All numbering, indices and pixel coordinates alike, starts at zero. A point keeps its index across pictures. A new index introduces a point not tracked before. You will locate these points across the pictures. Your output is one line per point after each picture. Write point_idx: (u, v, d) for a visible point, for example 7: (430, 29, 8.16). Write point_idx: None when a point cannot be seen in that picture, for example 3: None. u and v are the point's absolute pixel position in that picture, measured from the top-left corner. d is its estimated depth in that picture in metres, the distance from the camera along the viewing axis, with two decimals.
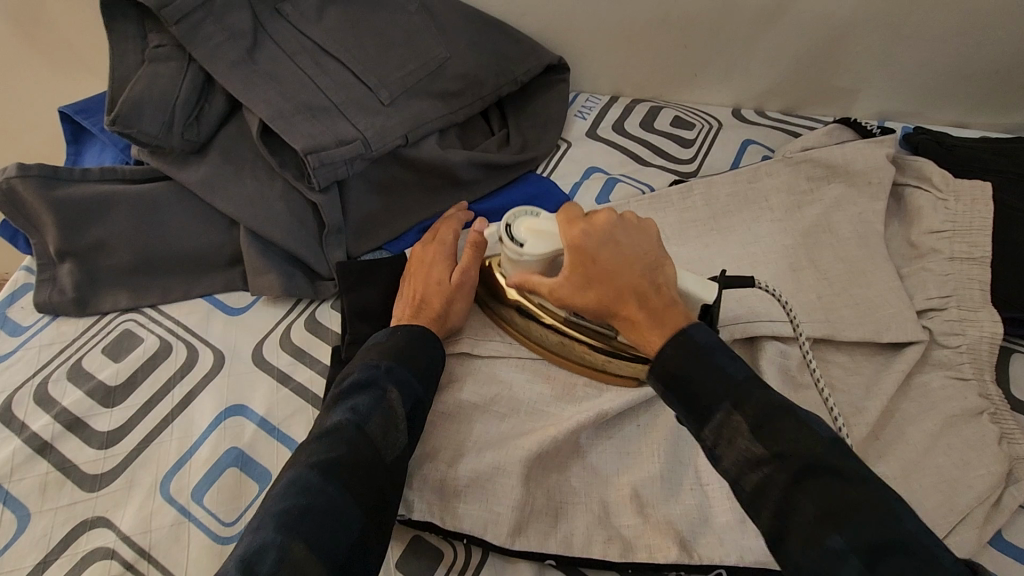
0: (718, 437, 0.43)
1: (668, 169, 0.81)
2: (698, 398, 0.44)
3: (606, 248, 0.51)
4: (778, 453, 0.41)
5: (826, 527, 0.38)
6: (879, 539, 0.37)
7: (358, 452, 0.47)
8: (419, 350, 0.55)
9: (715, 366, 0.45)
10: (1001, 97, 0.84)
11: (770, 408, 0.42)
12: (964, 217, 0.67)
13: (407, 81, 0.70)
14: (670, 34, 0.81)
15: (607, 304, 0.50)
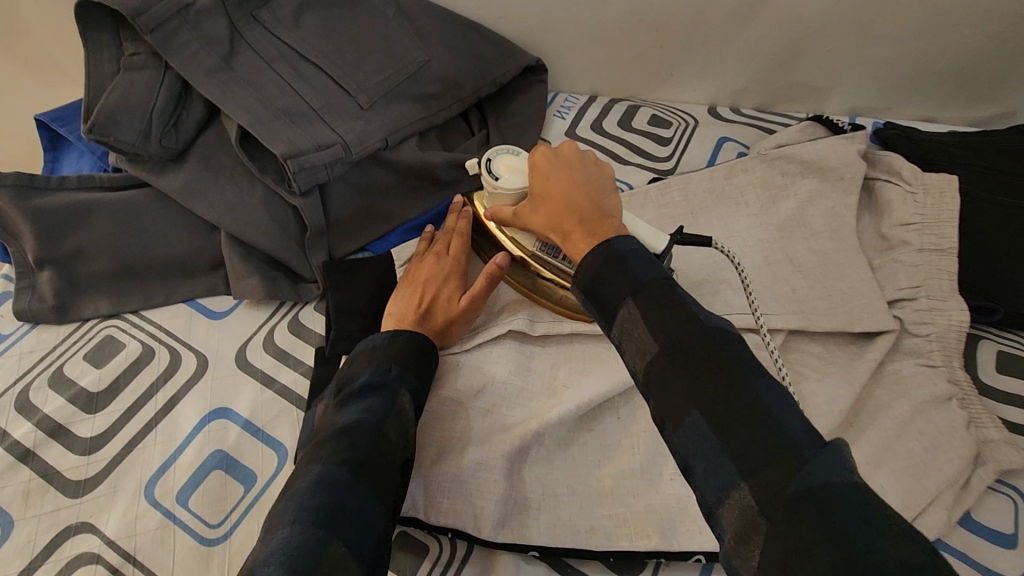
0: (623, 328, 0.44)
1: (647, 167, 0.82)
2: (607, 298, 0.45)
3: (561, 173, 0.54)
4: (664, 340, 0.41)
5: (690, 408, 0.38)
6: (735, 414, 0.37)
7: (376, 451, 0.46)
8: (424, 357, 0.56)
9: (627, 270, 0.45)
10: (968, 92, 0.86)
11: (666, 307, 0.42)
12: (931, 210, 0.69)
13: (386, 85, 0.70)
14: (645, 34, 0.83)
15: (552, 222, 0.53)
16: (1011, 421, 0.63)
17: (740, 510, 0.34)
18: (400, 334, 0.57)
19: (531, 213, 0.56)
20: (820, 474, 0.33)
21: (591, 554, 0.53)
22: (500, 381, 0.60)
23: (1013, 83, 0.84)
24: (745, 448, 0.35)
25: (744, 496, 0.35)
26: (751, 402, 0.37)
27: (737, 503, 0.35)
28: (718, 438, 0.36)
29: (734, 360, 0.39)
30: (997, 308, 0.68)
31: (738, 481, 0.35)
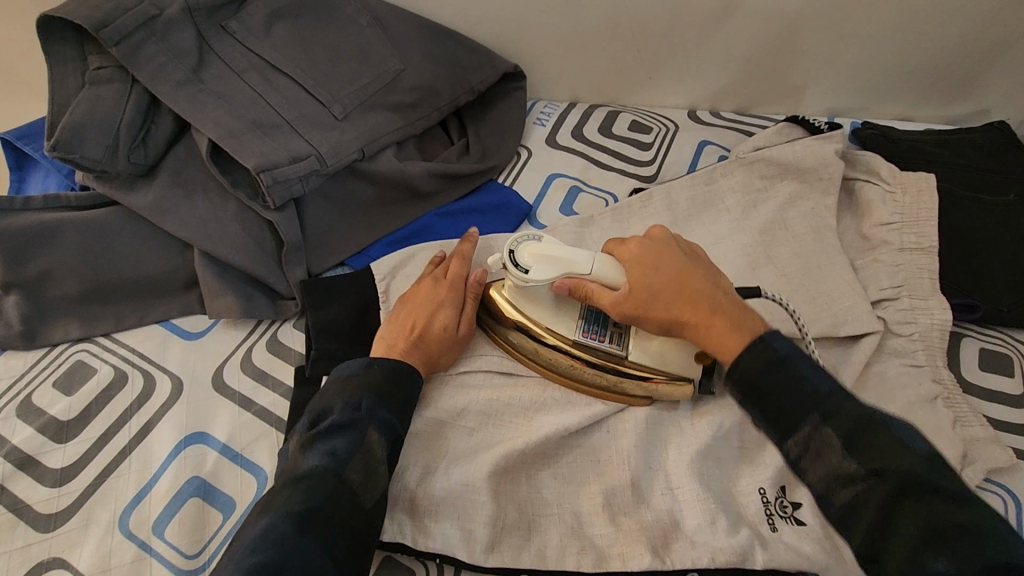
0: (803, 452, 0.44)
1: (629, 173, 0.82)
2: (783, 411, 0.45)
3: (659, 262, 0.53)
4: (876, 471, 0.41)
5: (927, 548, 0.38)
6: (968, 549, 0.37)
7: (336, 501, 0.45)
8: (402, 387, 0.53)
9: (799, 377, 0.45)
10: (941, 91, 0.87)
11: (863, 427, 0.42)
12: (912, 209, 0.70)
13: (361, 95, 0.69)
14: (623, 39, 0.83)
15: (679, 316, 0.52)
16: (995, 419, 0.63)
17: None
18: (380, 363, 0.54)
19: (637, 303, 0.53)
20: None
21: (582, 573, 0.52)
22: (487, 400, 0.59)
23: (985, 81, 0.85)
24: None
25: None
26: (966, 540, 0.37)
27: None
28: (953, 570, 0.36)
29: (949, 491, 0.39)
30: (977, 305, 0.69)
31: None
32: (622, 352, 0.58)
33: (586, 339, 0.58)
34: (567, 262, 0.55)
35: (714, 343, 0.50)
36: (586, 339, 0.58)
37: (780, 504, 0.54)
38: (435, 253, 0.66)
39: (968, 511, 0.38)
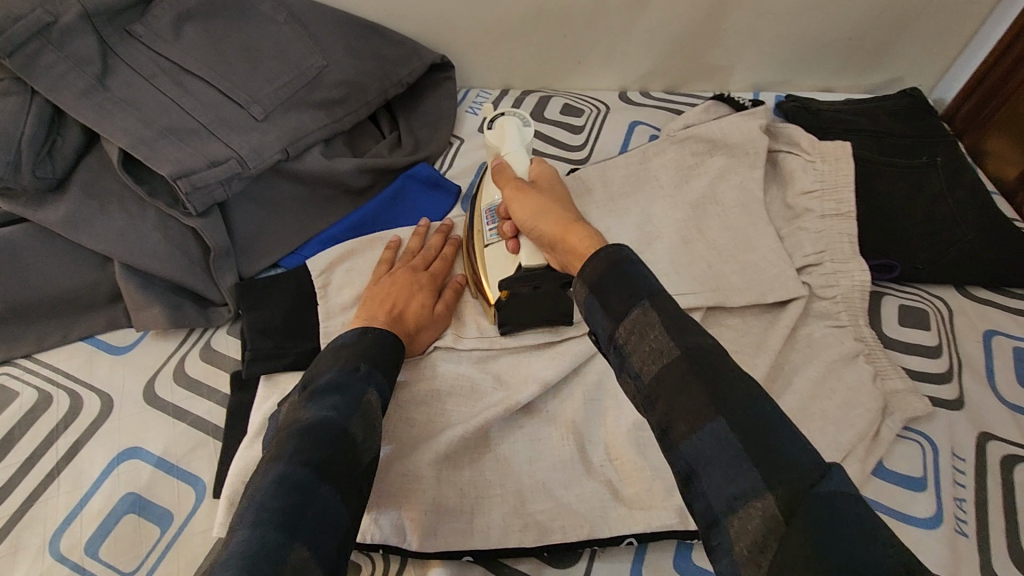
0: (630, 336, 0.42)
1: (561, 157, 0.83)
2: (617, 301, 0.43)
3: (556, 188, 0.60)
4: (684, 348, 0.39)
5: (711, 414, 0.37)
6: (751, 430, 0.36)
7: (343, 453, 0.43)
8: (393, 356, 0.54)
9: (636, 278, 0.43)
10: (858, 63, 0.91)
11: (681, 318, 0.41)
12: (830, 175, 0.73)
13: (281, 94, 0.68)
14: (549, 24, 0.83)
15: (548, 216, 0.53)
16: (915, 371, 0.66)
17: (754, 528, 0.33)
18: (372, 332, 0.54)
19: (529, 191, 0.57)
20: (836, 487, 0.33)
21: (525, 549, 0.53)
22: (429, 388, 0.60)
23: (897, 50, 0.89)
24: (771, 469, 0.34)
25: (767, 506, 0.33)
26: (755, 429, 0.36)
27: (753, 515, 0.33)
28: (740, 448, 0.35)
29: (739, 381, 0.38)
30: (895, 264, 0.72)
31: (761, 494, 0.34)
32: (491, 241, 0.62)
33: (483, 216, 0.64)
34: (505, 136, 0.64)
35: (561, 230, 0.51)
36: (484, 216, 0.64)
37: None
38: (389, 240, 0.68)
39: (754, 404, 0.37)
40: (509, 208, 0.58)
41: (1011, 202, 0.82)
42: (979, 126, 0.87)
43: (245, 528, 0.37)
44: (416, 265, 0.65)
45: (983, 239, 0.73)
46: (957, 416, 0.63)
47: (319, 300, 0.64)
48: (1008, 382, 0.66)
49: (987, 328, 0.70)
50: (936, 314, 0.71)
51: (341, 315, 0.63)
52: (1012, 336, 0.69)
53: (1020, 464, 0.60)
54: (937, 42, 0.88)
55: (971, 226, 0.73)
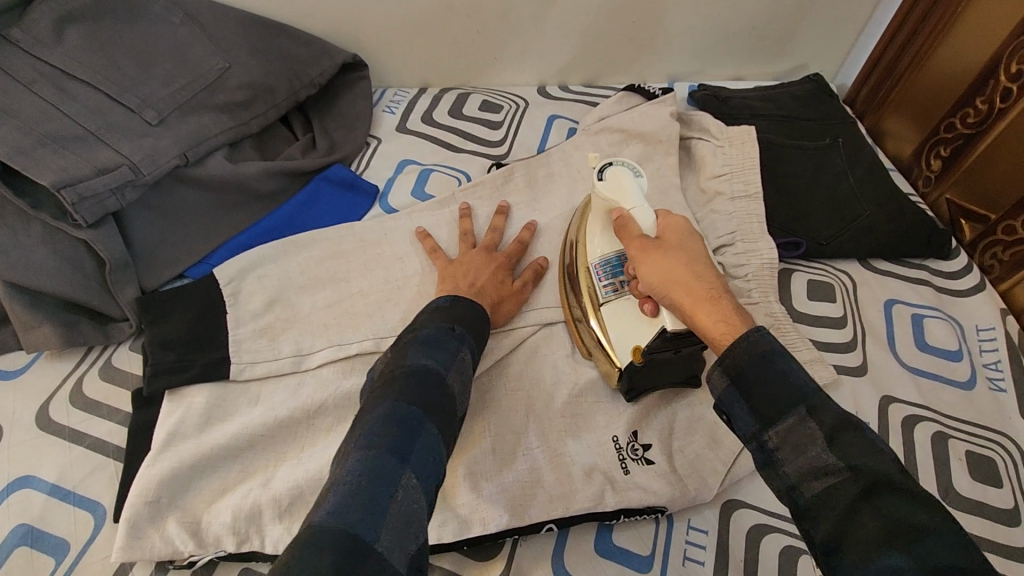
0: (782, 442, 0.40)
1: (481, 153, 0.82)
2: (766, 402, 0.41)
3: (690, 243, 0.53)
4: (852, 465, 0.37)
5: (886, 548, 0.34)
6: (931, 550, 0.33)
7: (447, 398, 0.45)
8: (481, 321, 0.56)
9: (786, 374, 0.41)
10: (762, 52, 0.94)
11: (842, 418, 0.39)
12: (739, 159, 0.75)
13: (178, 97, 0.66)
14: (461, 22, 0.83)
15: (682, 289, 0.50)
16: (822, 342, 0.70)
17: None
18: (463, 302, 0.57)
19: (654, 255, 0.52)
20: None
21: (445, 544, 0.52)
22: (344, 392, 0.58)
23: (797, 40, 0.93)
24: None
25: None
26: (934, 553, 0.33)
27: None
28: (916, 571, 0.33)
29: (929, 512, 0.35)
30: (801, 242, 0.75)
31: None
32: (607, 299, 0.60)
33: (594, 271, 0.61)
34: (625, 192, 0.58)
35: (705, 314, 0.48)
36: (595, 272, 0.61)
37: (632, 447, 0.58)
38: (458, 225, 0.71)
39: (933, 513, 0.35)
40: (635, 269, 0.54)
41: (909, 179, 0.87)
42: (877, 107, 0.92)
43: (359, 451, 0.38)
44: (484, 245, 0.69)
45: (880, 214, 0.77)
46: (859, 382, 0.67)
47: (228, 308, 0.62)
48: (907, 347, 0.70)
49: (887, 297, 0.74)
50: (840, 287, 0.74)
51: (253, 321, 0.62)
52: (910, 304, 0.73)
53: (917, 423, 0.64)
54: (833, 30, 0.91)
55: (870, 202, 0.77)
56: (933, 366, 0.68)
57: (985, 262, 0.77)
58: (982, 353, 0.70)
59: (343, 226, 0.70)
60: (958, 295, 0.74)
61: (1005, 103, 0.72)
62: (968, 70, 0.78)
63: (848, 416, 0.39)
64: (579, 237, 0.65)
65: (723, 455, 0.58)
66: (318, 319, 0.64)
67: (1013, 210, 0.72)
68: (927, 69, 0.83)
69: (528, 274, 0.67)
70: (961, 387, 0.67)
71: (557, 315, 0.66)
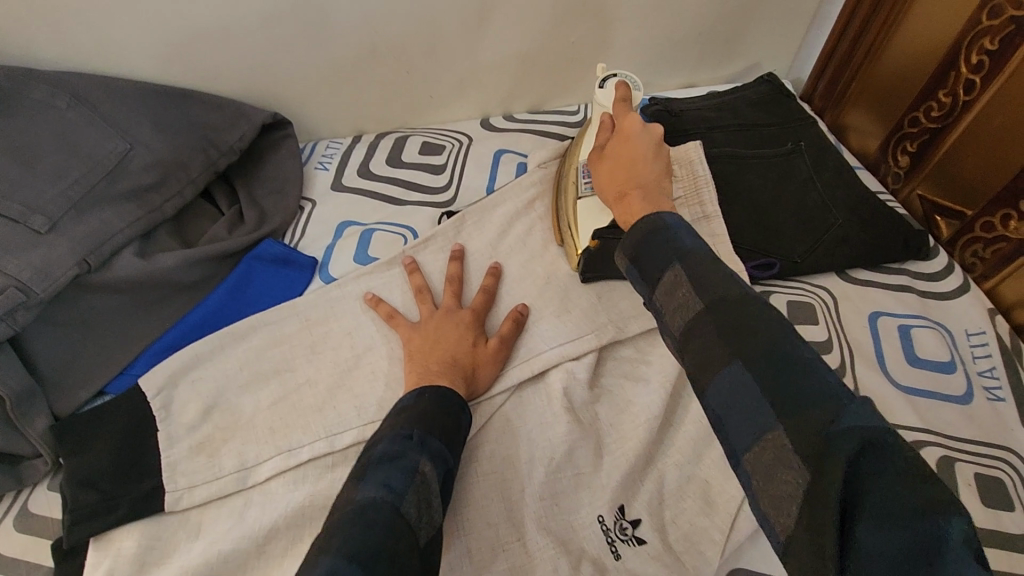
0: (663, 298, 0.44)
1: (426, 202, 0.76)
2: (648, 265, 0.45)
3: (628, 144, 0.58)
4: (711, 302, 0.40)
5: (728, 361, 0.37)
6: (771, 368, 0.35)
7: (398, 535, 0.40)
8: (451, 414, 0.51)
9: (672, 240, 0.45)
10: (712, 56, 0.89)
11: (710, 270, 0.42)
12: (689, 180, 0.70)
13: (71, 193, 0.59)
14: (387, 64, 0.77)
15: (608, 188, 0.58)
16: None
17: (769, 461, 0.34)
18: (429, 391, 0.52)
19: (599, 162, 0.61)
20: (851, 421, 0.31)
21: None
22: (296, 507, 0.52)
23: (745, 40, 0.88)
24: (786, 407, 0.34)
25: (777, 438, 0.34)
26: (775, 369, 0.35)
27: (768, 451, 0.34)
28: (758, 390, 0.35)
29: (812, 376, 0.34)
30: (774, 262, 0.70)
31: (774, 428, 0.34)
32: (585, 195, 0.65)
33: (580, 169, 0.67)
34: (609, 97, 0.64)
35: (618, 212, 0.56)
36: (581, 170, 0.66)
37: (620, 527, 0.53)
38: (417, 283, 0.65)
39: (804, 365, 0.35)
40: (596, 165, 0.61)
41: (878, 175, 0.83)
42: (837, 102, 0.88)
43: None
44: (451, 302, 0.64)
45: (853, 220, 0.72)
46: None
47: (158, 427, 0.56)
48: (898, 365, 0.66)
49: (871, 310, 0.70)
50: (822, 306, 0.70)
51: (187, 438, 0.56)
52: (896, 315, 0.69)
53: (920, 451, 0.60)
54: (782, 26, 0.87)
55: (841, 209, 0.73)
56: (927, 382, 0.64)
57: (967, 260, 0.73)
58: (975, 360, 0.66)
59: (283, 305, 0.63)
60: (943, 298, 0.71)
61: (969, 95, 0.68)
62: (926, 59, 0.74)
63: (717, 266, 0.42)
64: (580, 134, 0.70)
65: (719, 521, 0.53)
66: (261, 423, 0.57)
67: (989, 207, 0.68)
68: (882, 62, 0.80)
69: (501, 330, 0.62)
70: (959, 402, 0.63)
71: (525, 379, 0.60)
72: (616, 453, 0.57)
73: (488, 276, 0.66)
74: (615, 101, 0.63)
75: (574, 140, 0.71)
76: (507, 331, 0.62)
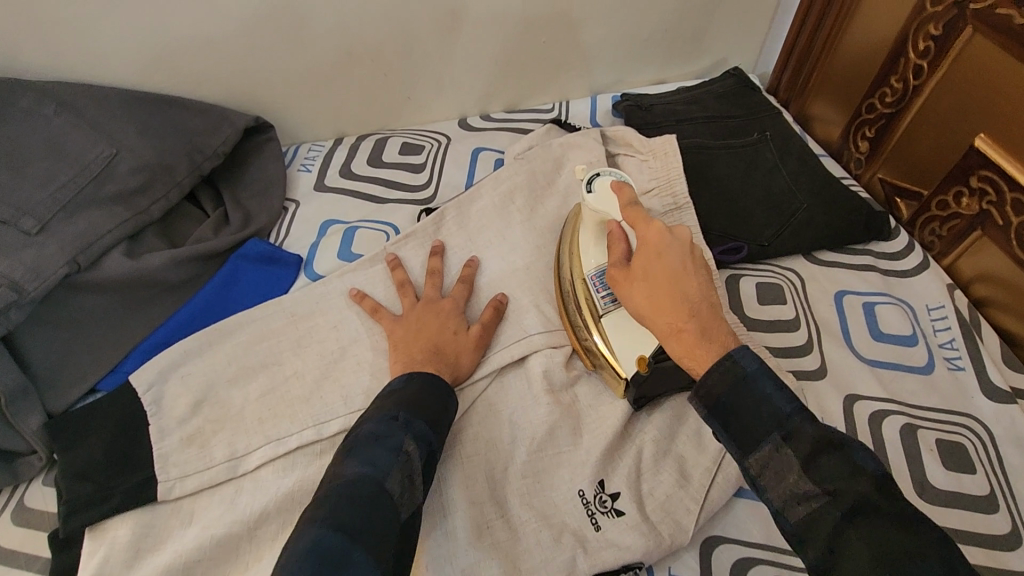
0: (765, 471, 0.42)
1: (407, 200, 0.78)
2: (743, 430, 0.43)
3: (660, 262, 0.51)
4: (830, 488, 0.39)
5: (879, 568, 0.35)
6: (894, 539, 0.35)
7: (380, 508, 0.42)
8: (440, 398, 0.53)
9: (761, 398, 0.43)
10: (680, 52, 0.93)
11: (816, 440, 0.41)
12: (661, 171, 0.73)
13: (60, 198, 0.61)
14: (365, 67, 0.79)
15: (651, 318, 0.50)
16: (779, 349, 0.68)
17: None
18: (419, 377, 0.54)
19: (625, 286, 0.53)
20: None
21: None
22: (286, 493, 0.54)
23: (711, 36, 0.91)
24: None
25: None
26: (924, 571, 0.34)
27: None
28: None
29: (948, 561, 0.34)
30: (742, 246, 0.73)
31: None
32: (606, 310, 0.60)
33: (590, 283, 0.62)
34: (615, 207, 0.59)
35: (676, 346, 0.48)
36: (592, 283, 0.61)
37: (600, 500, 0.55)
38: (397, 276, 0.67)
39: (915, 529, 0.36)
40: (621, 292, 0.53)
41: (842, 161, 0.86)
42: (800, 93, 0.92)
43: None
44: (430, 293, 0.66)
45: (817, 205, 0.75)
46: (821, 384, 0.65)
47: (150, 420, 0.57)
48: (862, 339, 0.69)
49: (837, 289, 0.73)
50: (789, 286, 0.73)
51: (179, 429, 0.57)
52: (860, 293, 0.72)
53: (885, 418, 0.63)
54: (746, 22, 0.91)
55: (806, 194, 0.76)
56: (890, 355, 0.67)
57: (927, 238, 0.76)
58: (935, 332, 0.69)
59: (270, 302, 0.65)
60: (904, 276, 0.74)
61: (918, 80, 0.72)
62: (878, 48, 0.77)
63: (831, 437, 0.40)
64: (571, 244, 0.65)
65: (693, 491, 0.56)
66: (250, 414, 0.59)
67: (944, 184, 0.71)
68: (838, 53, 0.84)
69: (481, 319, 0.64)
70: (920, 372, 0.66)
71: (505, 364, 0.63)
72: (595, 431, 0.59)
73: (467, 268, 0.69)
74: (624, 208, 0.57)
75: (569, 240, 0.66)
76: (487, 319, 0.64)
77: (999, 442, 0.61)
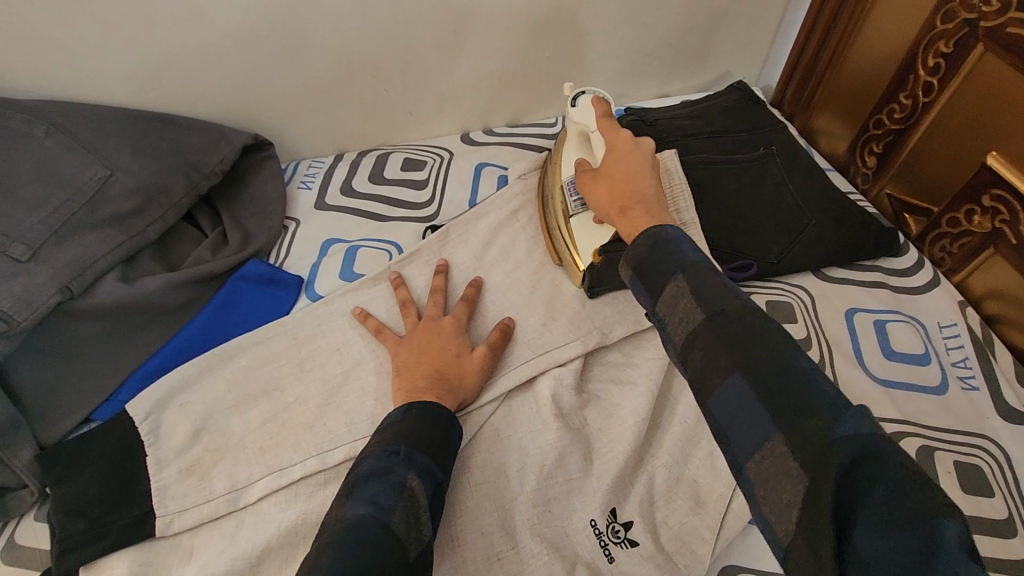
0: (666, 307, 0.41)
1: (410, 218, 0.77)
2: (651, 278, 0.43)
3: (622, 153, 0.56)
4: (718, 324, 0.38)
5: (732, 372, 0.36)
6: (780, 386, 0.34)
7: (386, 551, 0.40)
8: (440, 426, 0.52)
9: (674, 250, 0.43)
10: (684, 65, 0.92)
11: (716, 286, 0.40)
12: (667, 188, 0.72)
13: (52, 221, 0.59)
14: (366, 83, 0.78)
15: (606, 202, 0.55)
16: None
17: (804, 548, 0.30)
18: (417, 407, 0.53)
19: (591, 181, 0.59)
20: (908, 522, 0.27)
21: None
22: (289, 527, 0.52)
23: (715, 49, 0.91)
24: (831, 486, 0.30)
25: (775, 446, 0.33)
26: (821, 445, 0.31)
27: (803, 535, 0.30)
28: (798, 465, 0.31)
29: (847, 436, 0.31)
30: (751, 263, 0.72)
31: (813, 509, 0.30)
32: (576, 212, 0.65)
33: (566, 188, 0.67)
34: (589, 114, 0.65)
35: (620, 221, 0.52)
36: (567, 189, 0.67)
37: (612, 530, 0.54)
38: (400, 296, 0.66)
39: (804, 381, 0.34)
40: (590, 186, 0.59)
41: (848, 176, 0.86)
42: (805, 106, 0.91)
43: None
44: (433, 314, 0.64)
45: (826, 221, 0.75)
46: None
47: (147, 451, 0.55)
48: (874, 359, 0.68)
49: (847, 307, 0.72)
50: (800, 304, 0.72)
51: (177, 461, 0.56)
52: (871, 310, 0.72)
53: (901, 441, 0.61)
54: (749, 35, 0.90)
55: (814, 210, 0.75)
56: (903, 375, 0.66)
57: (936, 255, 0.75)
58: (948, 351, 0.68)
59: (270, 325, 0.63)
60: (914, 293, 0.73)
61: (928, 97, 0.71)
62: (886, 64, 0.77)
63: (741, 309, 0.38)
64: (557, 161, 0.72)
65: (708, 520, 0.54)
66: (251, 443, 0.57)
67: (954, 202, 0.71)
68: (845, 68, 0.83)
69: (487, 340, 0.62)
70: (934, 392, 0.65)
71: (513, 387, 0.61)
72: (606, 457, 0.58)
73: (471, 287, 0.67)
74: (597, 117, 0.63)
75: (555, 150, 0.73)
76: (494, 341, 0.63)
77: (1017, 464, 0.60)
